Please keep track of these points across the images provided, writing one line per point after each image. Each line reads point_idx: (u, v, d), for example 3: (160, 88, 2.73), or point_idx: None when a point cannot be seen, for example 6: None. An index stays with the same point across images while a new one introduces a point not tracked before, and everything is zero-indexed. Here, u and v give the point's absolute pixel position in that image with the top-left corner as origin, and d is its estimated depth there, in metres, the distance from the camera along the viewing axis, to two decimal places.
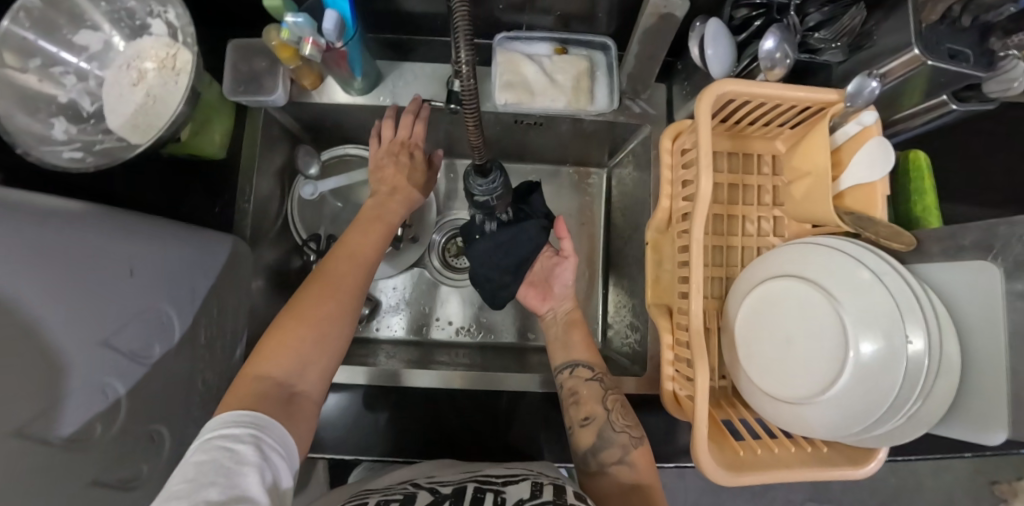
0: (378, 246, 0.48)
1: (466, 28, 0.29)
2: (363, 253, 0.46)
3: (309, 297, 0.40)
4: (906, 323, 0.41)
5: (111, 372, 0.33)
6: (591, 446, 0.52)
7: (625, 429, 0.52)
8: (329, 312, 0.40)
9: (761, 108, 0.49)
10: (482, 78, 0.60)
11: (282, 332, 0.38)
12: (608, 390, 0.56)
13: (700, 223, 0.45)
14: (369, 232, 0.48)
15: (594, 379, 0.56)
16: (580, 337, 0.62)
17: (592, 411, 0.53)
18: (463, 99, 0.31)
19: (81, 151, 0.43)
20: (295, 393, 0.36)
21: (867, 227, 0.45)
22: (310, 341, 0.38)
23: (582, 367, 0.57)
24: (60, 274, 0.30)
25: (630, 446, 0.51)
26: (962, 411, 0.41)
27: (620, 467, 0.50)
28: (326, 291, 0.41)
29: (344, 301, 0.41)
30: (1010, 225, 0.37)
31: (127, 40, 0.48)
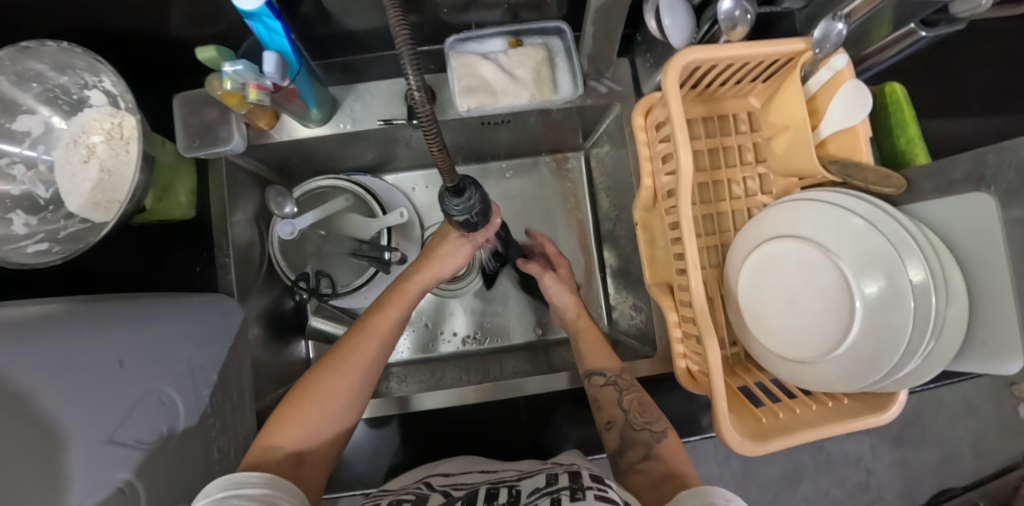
0: (398, 322, 0.53)
1: (408, 32, 0.22)
2: (382, 331, 0.51)
3: (327, 375, 0.47)
4: (906, 265, 0.40)
5: (123, 466, 0.33)
6: (618, 447, 0.50)
7: (646, 426, 0.50)
8: (338, 389, 0.47)
9: (730, 69, 0.48)
10: (439, 86, 0.58)
11: (295, 406, 0.45)
12: (625, 390, 0.53)
13: (687, 199, 0.43)
14: (389, 308, 0.53)
15: (609, 385, 0.54)
16: (598, 345, 0.59)
17: (612, 415, 0.52)
18: (418, 122, 0.24)
19: (46, 242, 0.43)
20: (303, 460, 0.43)
21: (854, 175, 0.44)
22: (319, 415, 0.45)
23: (597, 374, 0.56)
24: (50, 383, 0.29)
25: (653, 442, 0.49)
26: (978, 342, 0.41)
27: (648, 462, 0.48)
28: (336, 367, 0.47)
29: (355, 378, 0.48)
30: (1001, 152, 0.36)
31: (69, 117, 0.46)
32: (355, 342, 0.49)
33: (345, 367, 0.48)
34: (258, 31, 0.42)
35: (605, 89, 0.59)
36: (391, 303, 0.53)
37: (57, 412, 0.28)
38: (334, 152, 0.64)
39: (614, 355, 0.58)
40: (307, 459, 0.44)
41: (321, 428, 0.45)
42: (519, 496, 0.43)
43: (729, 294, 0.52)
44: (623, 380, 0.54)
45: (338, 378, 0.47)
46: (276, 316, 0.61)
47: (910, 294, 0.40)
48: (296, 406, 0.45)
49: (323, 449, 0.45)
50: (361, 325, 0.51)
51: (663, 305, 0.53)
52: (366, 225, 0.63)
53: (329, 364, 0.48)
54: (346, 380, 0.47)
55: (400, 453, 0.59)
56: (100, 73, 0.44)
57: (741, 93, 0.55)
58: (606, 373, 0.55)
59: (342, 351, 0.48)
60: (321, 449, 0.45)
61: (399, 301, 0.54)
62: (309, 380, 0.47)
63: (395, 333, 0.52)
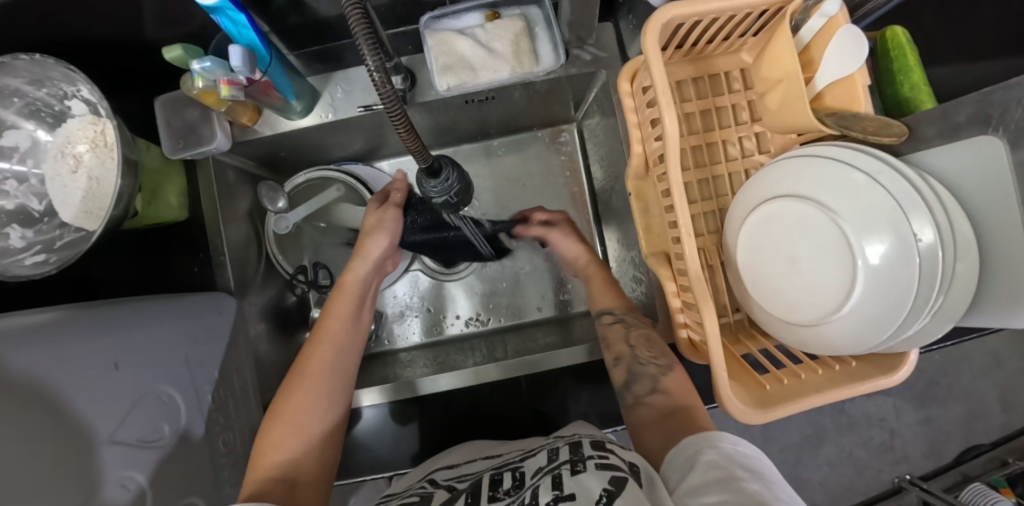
0: (347, 317, 0.54)
1: (362, 19, 0.24)
2: (333, 331, 0.52)
3: (293, 388, 0.47)
4: (911, 219, 0.38)
5: (123, 465, 0.34)
6: (624, 381, 0.51)
7: (652, 361, 0.51)
8: (306, 399, 0.47)
9: (715, 24, 0.45)
10: (417, 68, 0.57)
11: (272, 426, 0.46)
12: (633, 325, 0.55)
13: (675, 165, 0.41)
14: (333, 307, 0.54)
15: (618, 321, 0.57)
16: (601, 284, 0.62)
17: (620, 352, 0.53)
18: (384, 105, 0.26)
19: (44, 253, 0.45)
20: (297, 480, 0.43)
21: (852, 125, 0.41)
22: (298, 429, 0.45)
23: (606, 313, 0.58)
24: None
25: (660, 375, 0.50)
26: (992, 295, 0.39)
27: (655, 395, 0.48)
28: (297, 381, 0.48)
29: (320, 383, 0.48)
30: (1005, 90, 0.33)
31: (52, 129, 0.47)
32: (314, 348, 0.51)
33: (307, 375, 0.49)
34: (225, 25, 0.42)
35: (588, 56, 0.57)
36: (334, 303, 0.55)
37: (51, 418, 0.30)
38: (322, 143, 0.64)
39: (621, 294, 0.61)
40: (301, 478, 0.43)
41: (304, 440, 0.45)
42: (523, 478, 0.43)
43: (729, 258, 0.50)
44: (630, 317, 0.56)
45: (302, 387, 0.48)
46: (278, 310, 0.63)
47: (917, 250, 0.38)
48: (271, 425, 0.45)
49: (311, 461, 0.45)
50: (315, 331, 0.53)
51: (662, 274, 0.51)
52: (359, 215, 0.65)
53: (292, 381, 0.49)
54: (313, 387, 0.48)
55: (407, 437, 0.60)
56: (77, 83, 0.43)
57: (731, 49, 0.52)
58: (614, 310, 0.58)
59: (303, 362, 0.50)
60: (307, 466, 0.44)
61: (342, 300, 0.56)
62: (282, 398, 0.47)
63: (348, 329, 0.54)
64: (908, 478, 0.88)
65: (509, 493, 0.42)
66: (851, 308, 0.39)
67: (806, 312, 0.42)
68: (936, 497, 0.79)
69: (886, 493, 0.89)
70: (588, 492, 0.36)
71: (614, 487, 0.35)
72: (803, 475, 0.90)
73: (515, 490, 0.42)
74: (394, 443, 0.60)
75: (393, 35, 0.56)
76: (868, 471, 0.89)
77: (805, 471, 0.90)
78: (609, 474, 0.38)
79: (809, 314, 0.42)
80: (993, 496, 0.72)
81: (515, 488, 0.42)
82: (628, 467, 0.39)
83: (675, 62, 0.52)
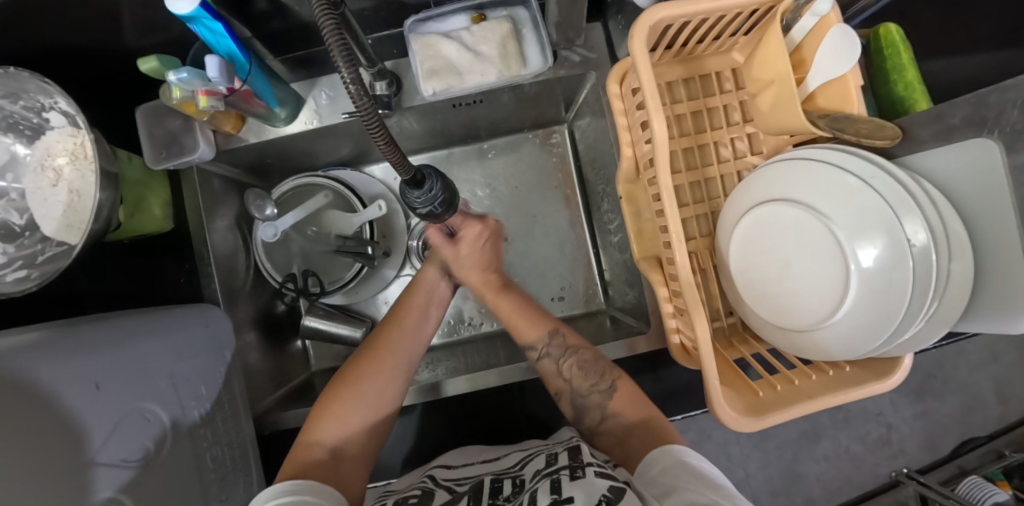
0: (421, 314, 0.58)
1: (335, 29, 0.22)
2: (405, 323, 0.57)
3: (362, 365, 0.52)
4: (904, 221, 0.37)
5: (105, 485, 0.34)
6: (575, 415, 0.53)
7: (593, 390, 0.51)
8: (372, 378, 0.51)
9: (705, 24, 0.44)
10: (403, 72, 0.56)
11: (337, 394, 0.51)
12: (561, 357, 0.54)
13: (664, 171, 0.40)
14: (412, 301, 0.59)
15: (545, 357, 0.54)
16: (520, 316, 0.57)
17: (558, 388, 0.53)
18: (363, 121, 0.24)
19: (25, 269, 0.44)
20: (339, 454, 0.47)
21: (844, 128, 0.41)
22: (355, 408, 0.50)
23: (531, 349, 0.55)
24: (20, 416, 0.30)
25: (606, 401, 0.51)
26: (985, 299, 0.38)
27: (607, 423, 0.50)
28: (369, 364, 0.52)
29: (386, 367, 0.52)
30: (1001, 92, 0.32)
31: (31, 142, 0.46)
32: (384, 334, 0.55)
33: (376, 357, 0.53)
34: (203, 35, 0.41)
35: (578, 58, 0.56)
36: (413, 297, 0.59)
37: (29, 443, 0.30)
38: (309, 149, 0.63)
39: (542, 319, 0.57)
40: (345, 455, 0.47)
41: (360, 418, 0.49)
42: (523, 484, 0.43)
43: (721, 262, 0.49)
44: (556, 348, 0.54)
45: (371, 366, 0.52)
46: (268, 319, 0.62)
47: (910, 252, 0.37)
48: (337, 392, 0.51)
49: (360, 437, 0.49)
50: (389, 320, 0.57)
51: (653, 279, 0.51)
52: (348, 221, 0.62)
53: (364, 361, 0.53)
54: (379, 369, 0.52)
55: (399, 445, 0.60)
56: (54, 95, 0.42)
57: (723, 49, 0.51)
58: (536, 347, 0.55)
59: (374, 345, 0.54)
60: (355, 439, 0.49)
61: (420, 296, 0.59)
62: (351, 371, 0.53)
63: (419, 324, 0.58)
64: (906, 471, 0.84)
65: (509, 499, 0.42)
66: (845, 314, 0.39)
67: (800, 317, 0.42)
68: (934, 491, 0.76)
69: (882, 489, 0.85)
70: (588, 496, 0.36)
71: (613, 494, 0.36)
72: (801, 472, 0.85)
73: (515, 495, 0.42)
74: (387, 451, 0.60)
75: (379, 39, 0.55)
76: (866, 466, 0.85)
77: (803, 467, 0.86)
78: (608, 483, 0.38)
79: (803, 319, 0.42)
80: (991, 490, 0.71)
81: (515, 494, 0.43)
82: (623, 480, 0.40)
83: (665, 62, 0.51)
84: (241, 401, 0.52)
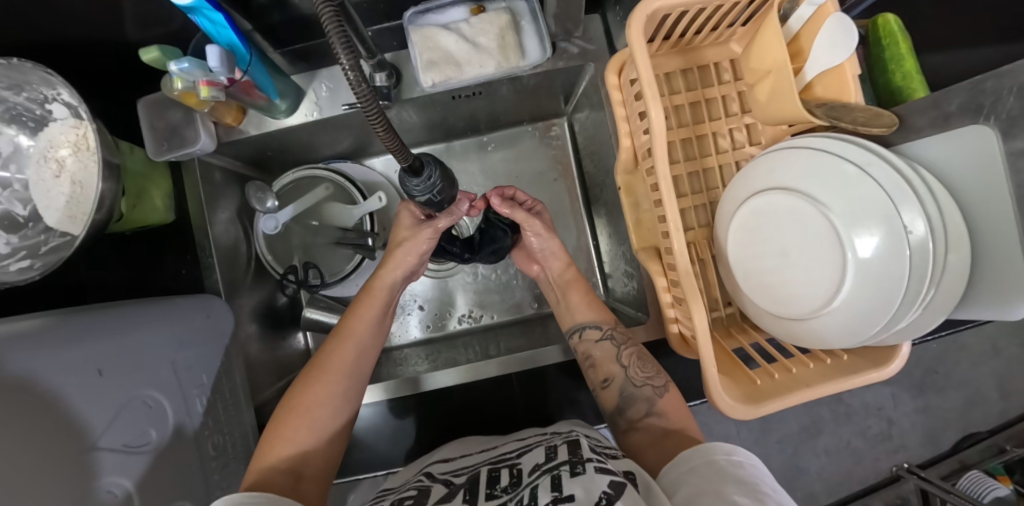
0: (373, 322, 0.53)
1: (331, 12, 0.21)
2: (358, 332, 0.51)
3: (309, 386, 0.48)
4: (901, 209, 0.37)
5: (108, 469, 0.35)
6: (617, 405, 0.52)
7: (647, 382, 0.52)
8: (321, 397, 0.47)
9: (702, 14, 0.45)
10: (403, 64, 0.56)
11: (286, 422, 0.46)
12: (622, 344, 0.55)
13: (662, 160, 0.40)
14: (361, 308, 0.53)
15: (605, 339, 0.55)
16: (583, 297, 0.59)
17: (611, 373, 0.53)
18: (366, 115, 0.23)
19: (28, 259, 0.44)
20: (302, 473, 0.44)
21: (842, 117, 0.41)
22: (309, 424, 0.46)
23: (590, 328, 0.57)
24: (19, 403, 0.30)
25: (655, 397, 0.51)
26: (983, 288, 0.39)
27: (651, 419, 0.50)
28: (319, 379, 0.48)
29: (337, 384, 0.48)
30: (997, 78, 0.32)
31: (34, 134, 0.47)
32: (333, 349, 0.50)
33: (324, 375, 0.48)
34: (204, 26, 0.42)
35: (576, 49, 0.56)
36: (362, 305, 0.53)
37: (25, 429, 0.30)
38: (309, 142, 0.63)
39: (604, 308, 0.59)
40: (305, 474, 0.44)
41: (315, 442, 0.46)
42: (520, 475, 0.43)
43: (719, 252, 0.49)
44: (619, 334, 0.55)
45: (322, 386, 0.48)
46: (269, 311, 0.63)
47: (907, 242, 0.37)
48: (284, 419, 0.46)
49: (318, 457, 0.46)
50: (338, 332, 0.52)
51: (652, 269, 0.51)
52: (348, 213, 0.63)
53: (313, 377, 0.49)
54: (334, 392, 0.48)
55: (399, 438, 0.60)
56: (56, 86, 0.43)
57: (721, 40, 0.51)
58: (603, 327, 0.56)
59: (323, 359, 0.49)
60: (315, 461, 0.46)
61: (369, 303, 0.53)
62: (297, 393, 0.48)
63: (372, 334, 0.53)
64: (907, 466, 0.83)
65: (507, 491, 0.42)
66: (841, 302, 0.39)
67: (795, 306, 0.42)
68: (934, 485, 0.77)
69: (882, 483, 0.84)
70: (588, 494, 0.36)
71: (613, 490, 0.35)
72: (802, 467, 0.85)
73: (512, 488, 0.42)
74: (387, 443, 0.60)
75: (379, 31, 0.55)
76: (867, 460, 0.85)
77: (805, 462, 0.85)
78: (608, 478, 0.38)
79: (800, 307, 0.42)
80: (990, 484, 0.74)
81: (512, 486, 0.42)
82: (625, 472, 0.40)
83: (663, 53, 0.51)
84: (242, 391, 0.52)
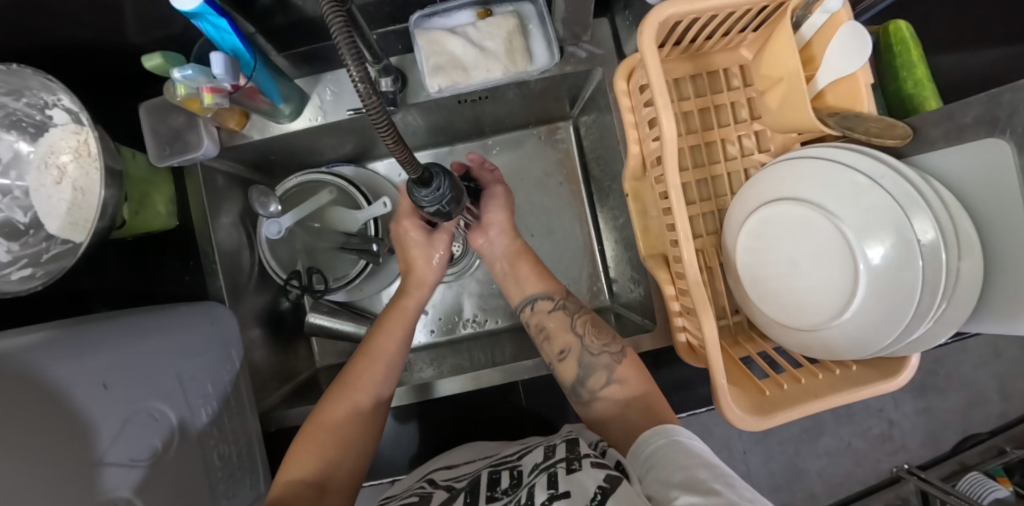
0: (402, 341, 0.53)
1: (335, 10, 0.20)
2: (384, 351, 0.51)
3: (335, 402, 0.48)
4: (914, 221, 0.37)
5: (114, 484, 0.35)
6: (577, 376, 0.51)
7: (603, 350, 0.51)
8: (347, 415, 0.47)
9: (714, 20, 0.44)
10: (408, 68, 0.55)
11: (311, 438, 0.46)
12: (575, 313, 0.54)
13: (672, 169, 0.40)
14: (388, 326, 0.53)
15: (557, 309, 0.55)
16: (532, 269, 0.58)
17: (567, 343, 0.53)
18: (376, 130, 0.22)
19: (30, 267, 0.43)
20: (325, 488, 0.44)
21: (854, 127, 0.40)
22: (330, 440, 0.46)
23: (542, 300, 0.56)
24: (24, 418, 0.30)
25: (614, 365, 0.50)
26: (993, 299, 0.38)
27: (611, 387, 0.49)
28: (342, 396, 0.48)
29: (365, 403, 0.48)
30: (1013, 91, 0.32)
31: (34, 140, 0.46)
32: (360, 367, 0.50)
33: (352, 393, 0.48)
34: (207, 31, 0.41)
35: (584, 54, 0.56)
36: (391, 323, 0.53)
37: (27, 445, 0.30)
38: (313, 146, 0.63)
39: (551, 279, 0.58)
40: (329, 487, 0.44)
41: (338, 458, 0.46)
42: (520, 477, 0.43)
43: (727, 260, 0.49)
44: (570, 303, 0.55)
45: (345, 402, 0.48)
46: (272, 316, 0.62)
47: (920, 252, 0.37)
48: (309, 434, 0.46)
49: (343, 471, 0.46)
50: (366, 349, 0.51)
51: (660, 277, 0.51)
52: (353, 218, 0.63)
53: (337, 393, 0.49)
54: (356, 406, 0.48)
55: (403, 443, 0.60)
56: (57, 91, 0.42)
57: (731, 45, 0.51)
58: (553, 298, 0.55)
59: (349, 376, 0.50)
60: (340, 475, 0.45)
61: (398, 321, 0.53)
62: (323, 411, 0.48)
63: (398, 351, 0.52)
64: (907, 467, 0.83)
65: (507, 493, 0.42)
66: (852, 313, 0.39)
67: (805, 317, 0.42)
68: (934, 487, 0.77)
69: (882, 484, 0.84)
70: (583, 490, 0.35)
71: (608, 484, 0.35)
72: (803, 468, 0.85)
73: (512, 489, 0.42)
74: (391, 448, 0.60)
75: (383, 34, 0.54)
76: (868, 462, 0.85)
77: (805, 463, 0.85)
78: (603, 472, 0.37)
79: (810, 318, 0.41)
80: (991, 486, 0.73)
81: (512, 487, 0.42)
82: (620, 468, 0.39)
83: (673, 59, 0.51)
84: (246, 398, 0.52)
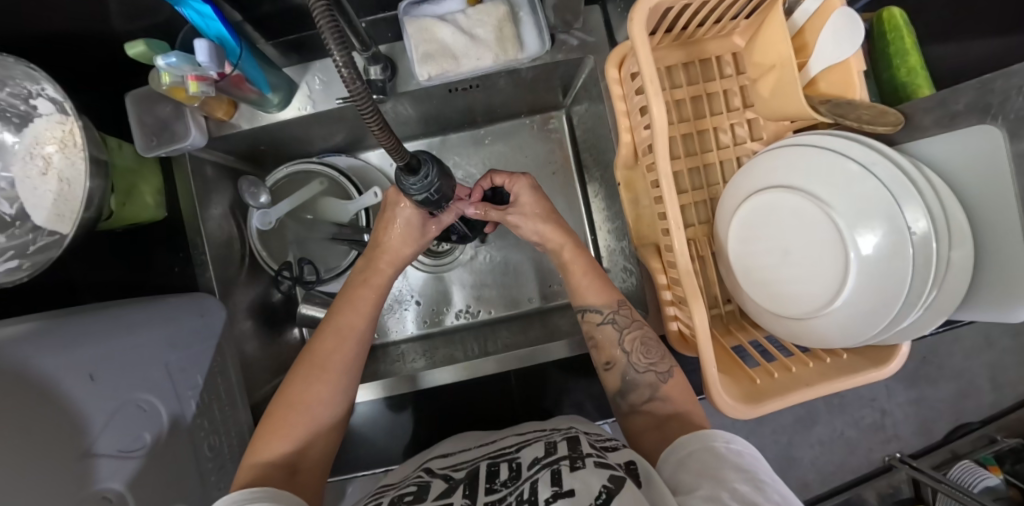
0: (369, 317, 0.52)
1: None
2: (353, 325, 0.51)
3: (307, 378, 0.47)
4: (906, 209, 0.37)
5: (105, 475, 0.35)
6: (620, 388, 0.51)
7: (650, 368, 0.50)
8: (321, 394, 0.47)
9: (705, 5, 0.44)
10: (398, 56, 0.54)
11: (279, 416, 0.45)
12: (625, 328, 0.52)
13: (664, 156, 0.39)
14: (359, 302, 0.52)
15: (607, 323, 0.53)
16: (590, 278, 0.55)
17: (612, 357, 0.52)
18: (362, 115, 0.21)
19: (17, 258, 0.43)
20: (296, 469, 0.44)
21: (846, 114, 0.40)
22: (301, 418, 0.45)
23: (592, 312, 0.54)
24: (9, 410, 0.30)
25: (658, 383, 0.49)
26: (984, 289, 0.38)
27: (653, 403, 0.49)
28: (312, 373, 0.47)
29: (335, 380, 0.48)
30: (1006, 78, 0.31)
31: (18, 130, 0.45)
32: (329, 345, 0.49)
33: (329, 373, 0.48)
34: (192, 17, 0.40)
35: (575, 41, 0.55)
36: (359, 297, 0.53)
37: (14, 433, 0.30)
38: (303, 136, 0.62)
39: (610, 288, 0.55)
40: (300, 468, 0.44)
41: (309, 437, 0.46)
42: (519, 469, 0.43)
43: (719, 249, 0.49)
44: (622, 317, 0.53)
45: (317, 379, 0.47)
46: (263, 307, 0.62)
47: (911, 240, 0.37)
48: (288, 412, 0.45)
49: (314, 454, 0.45)
50: (331, 324, 0.50)
51: (652, 266, 0.51)
52: (344, 208, 0.63)
53: (305, 369, 0.48)
54: (326, 383, 0.47)
55: (396, 433, 0.60)
56: (40, 81, 0.41)
57: (724, 32, 0.50)
58: (602, 311, 0.53)
59: (316, 352, 0.48)
60: (310, 454, 0.45)
61: (368, 296, 0.53)
62: (291, 388, 0.47)
63: (368, 327, 0.52)
64: (898, 456, 0.83)
65: (506, 484, 0.42)
66: (843, 301, 0.39)
67: (796, 305, 0.42)
68: (925, 474, 0.78)
69: (872, 473, 0.84)
70: (588, 488, 0.35)
71: (613, 484, 0.35)
72: (796, 457, 0.84)
73: (512, 481, 0.42)
74: (383, 440, 0.60)
75: (373, 22, 0.54)
76: (860, 451, 0.84)
77: (797, 452, 0.84)
78: (608, 472, 0.37)
79: (802, 305, 0.41)
80: (981, 474, 0.77)
81: (512, 479, 0.42)
82: (624, 464, 0.39)
83: (665, 46, 0.50)
84: (237, 389, 0.52)
